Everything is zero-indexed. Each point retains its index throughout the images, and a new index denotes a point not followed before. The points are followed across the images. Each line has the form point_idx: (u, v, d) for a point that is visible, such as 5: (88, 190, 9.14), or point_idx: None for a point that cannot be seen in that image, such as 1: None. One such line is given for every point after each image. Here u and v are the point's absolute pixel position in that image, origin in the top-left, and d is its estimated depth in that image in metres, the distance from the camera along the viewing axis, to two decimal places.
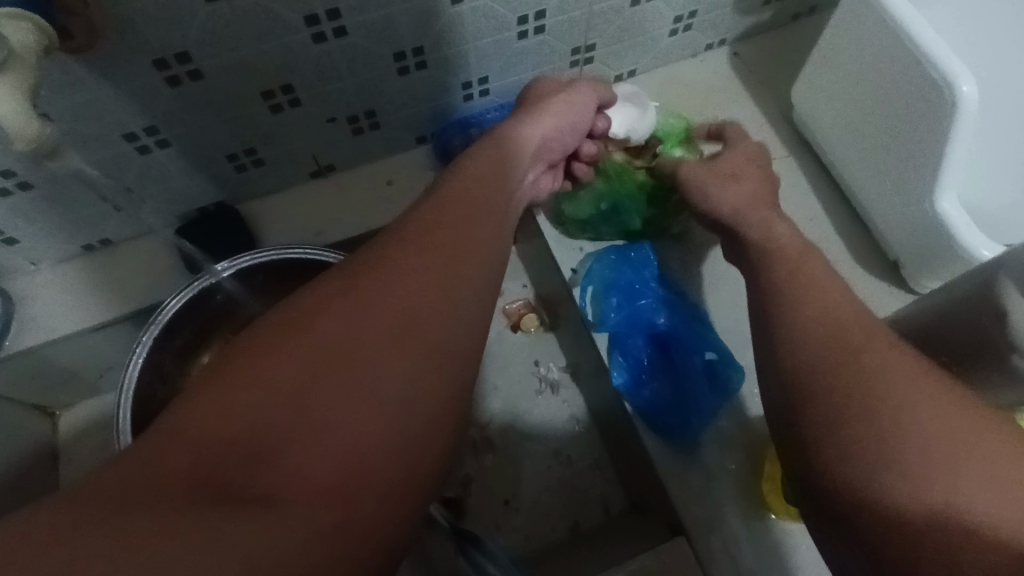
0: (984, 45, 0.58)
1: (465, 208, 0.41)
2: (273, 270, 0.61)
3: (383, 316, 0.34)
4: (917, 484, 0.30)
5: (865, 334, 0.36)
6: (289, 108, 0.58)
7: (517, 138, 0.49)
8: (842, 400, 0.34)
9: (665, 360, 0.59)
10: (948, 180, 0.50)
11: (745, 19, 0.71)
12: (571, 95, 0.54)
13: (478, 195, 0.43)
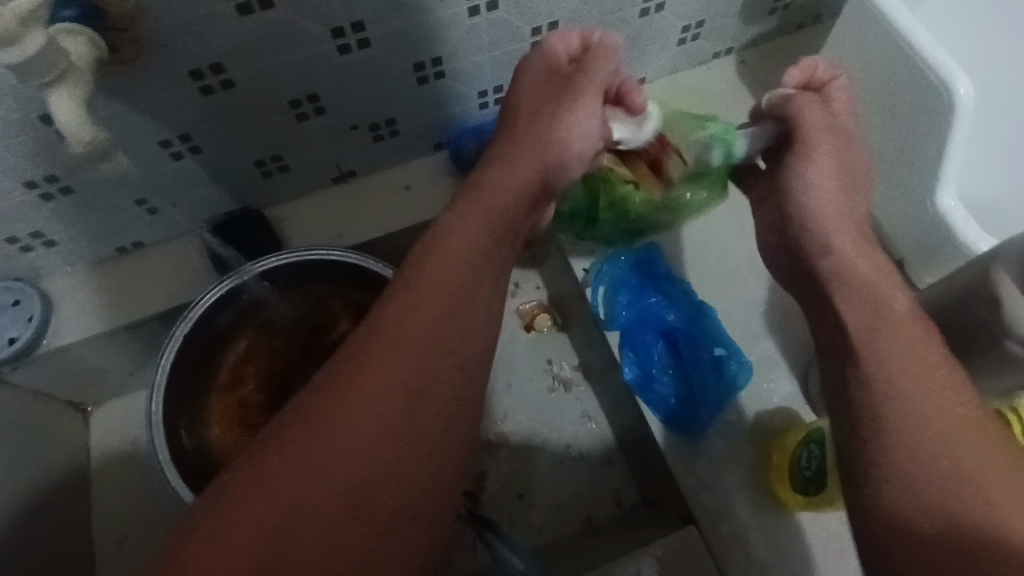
0: None
1: (445, 278, 0.43)
2: (298, 270, 0.64)
3: (382, 407, 0.38)
4: (940, 484, 0.34)
5: (903, 349, 0.39)
6: (314, 116, 0.61)
7: (511, 178, 0.50)
8: (872, 413, 0.38)
9: (673, 355, 0.61)
10: (947, 178, 0.52)
11: (750, 28, 0.73)
12: (581, 128, 0.53)
13: (454, 260, 0.44)
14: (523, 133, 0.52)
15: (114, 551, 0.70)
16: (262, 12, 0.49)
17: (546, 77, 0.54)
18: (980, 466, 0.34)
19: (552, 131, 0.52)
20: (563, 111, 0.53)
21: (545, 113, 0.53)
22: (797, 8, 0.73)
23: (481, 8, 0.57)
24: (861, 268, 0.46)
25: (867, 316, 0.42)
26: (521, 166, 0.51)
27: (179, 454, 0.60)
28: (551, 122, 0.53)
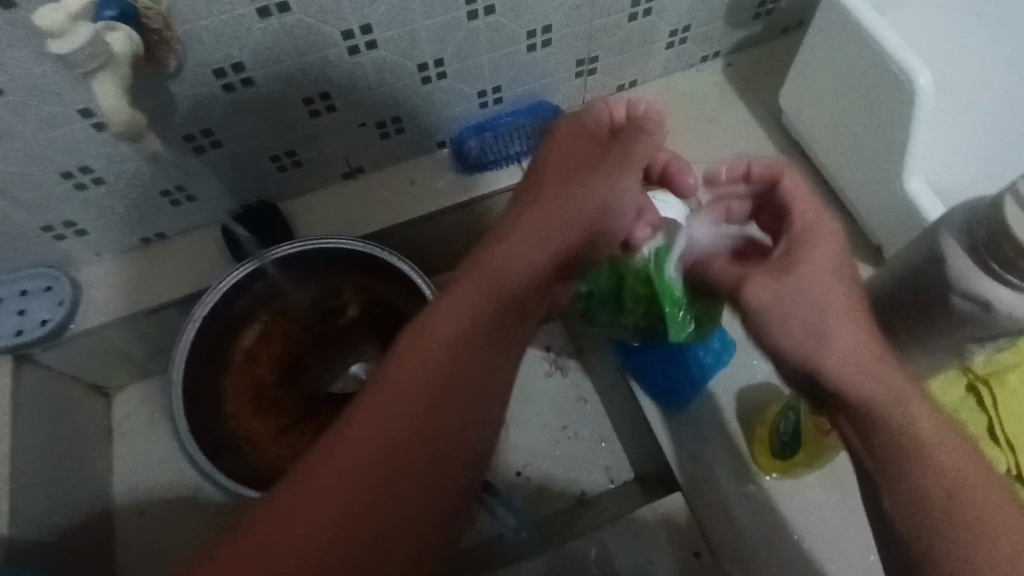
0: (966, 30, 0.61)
1: (438, 356, 0.44)
2: (311, 259, 0.68)
3: (414, 429, 0.42)
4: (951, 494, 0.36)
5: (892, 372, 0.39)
6: (326, 113, 0.66)
7: (528, 249, 0.47)
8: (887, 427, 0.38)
9: None
10: (914, 164, 0.56)
11: (736, 32, 0.78)
12: (613, 201, 0.48)
13: (447, 336, 0.44)
14: (547, 199, 0.49)
15: (133, 525, 0.73)
16: (281, 15, 0.54)
17: (580, 141, 0.51)
18: (945, 443, 0.38)
19: (577, 203, 0.48)
20: (598, 181, 0.48)
21: (575, 178, 0.49)
22: (780, 14, 0.77)
23: (480, 12, 0.62)
24: (831, 279, 0.41)
25: (822, 333, 0.40)
26: (542, 236, 0.48)
27: (199, 427, 0.65)
28: (578, 193, 0.48)
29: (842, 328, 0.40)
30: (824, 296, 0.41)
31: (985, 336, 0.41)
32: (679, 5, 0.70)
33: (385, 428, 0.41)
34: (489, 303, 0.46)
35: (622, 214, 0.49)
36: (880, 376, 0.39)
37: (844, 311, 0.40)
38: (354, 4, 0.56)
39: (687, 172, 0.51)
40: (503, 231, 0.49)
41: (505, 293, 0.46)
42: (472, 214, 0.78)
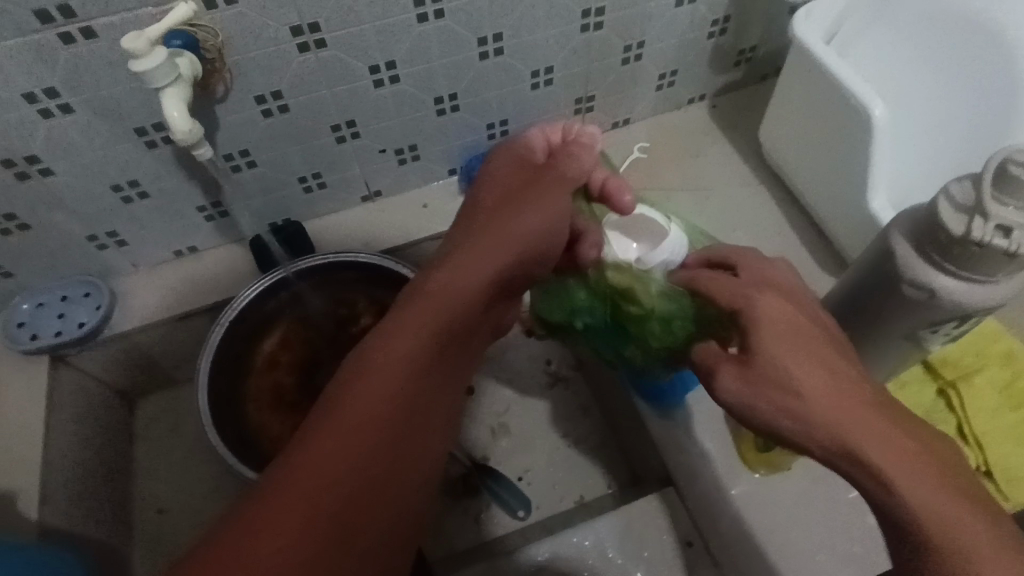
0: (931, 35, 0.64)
1: (381, 387, 0.42)
2: (331, 270, 0.74)
3: (383, 444, 0.42)
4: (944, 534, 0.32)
5: (848, 406, 0.36)
6: (351, 139, 0.73)
7: (469, 268, 0.48)
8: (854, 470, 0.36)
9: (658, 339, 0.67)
10: (875, 184, 0.62)
11: (719, 77, 0.86)
12: (540, 230, 0.50)
13: (387, 365, 0.43)
14: (483, 224, 0.51)
15: (151, 524, 0.76)
16: (318, 51, 0.62)
17: (510, 174, 0.55)
18: (921, 470, 0.34)
19: (510, 226, 0.50)
20: (525, 209, 0.51)
21: (506, 206, 0.52)
22: (758, 61, 0.86)
23: (490, 53, 0.70)
24: (789, 321, 0.41)
25: (786, 386, 0.38)
26: (480, 255, 0.49)
27: (222, 421, 0.69)
28: (512, 217, 0.51)
29: (806, 375, 0.38)
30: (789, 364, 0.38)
31: (938, 321, 0.46)
32: (666, 51, 0.79)
33: (355, 444, 0.41)
34: (427, 330, 0.45)
35: (549, 236, 0.51)
36: (851, 410, 0.36)
37: (808, 361, 0.39)
38: (382, 42, 0.64)
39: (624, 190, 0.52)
40: (444, 256, 0.50)
41: (444, 318, 0.46)
42: None
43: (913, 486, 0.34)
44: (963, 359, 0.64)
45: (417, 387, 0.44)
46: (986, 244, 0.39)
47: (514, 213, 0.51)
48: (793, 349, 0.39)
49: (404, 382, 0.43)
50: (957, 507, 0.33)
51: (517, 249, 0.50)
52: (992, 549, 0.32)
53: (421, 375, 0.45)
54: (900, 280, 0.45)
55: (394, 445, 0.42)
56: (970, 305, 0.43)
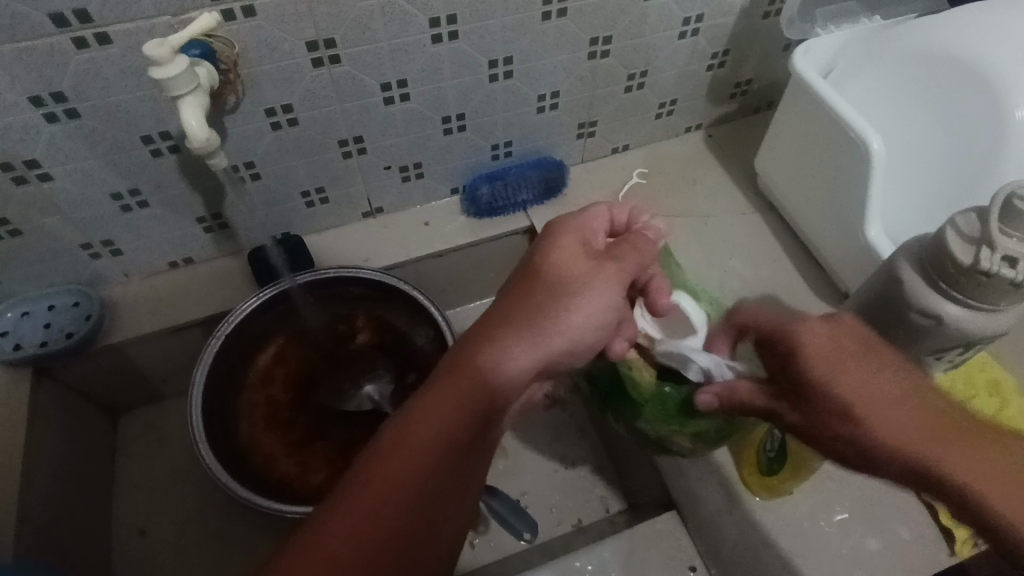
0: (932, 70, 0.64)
1: (413, 461, 0.40)
2: (331, 286, 0.73)
3: (408, 518, 0.39)
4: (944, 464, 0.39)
5: (860, 384, 0.42)
6: (357, 155, 0.73)
7: (522, 354, 0.43)
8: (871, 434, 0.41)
9: None
10: (872, 214, 0.64)
11: (716, 108, 0.88)
12: (588, 319, 0.45)
13: (425, 449, 0.40)
14: (543, 297, 0.45)
15: (130, 545, 0.73)
16: (331, 66, 0.62)
17: (579, 242, 0.49)
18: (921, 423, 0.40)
19: (558, 310, 0.45)
20: (578, 292, 0.45)
21: (569, 283, 0.46)
22: (754, 94, 0.88)
23: (500, 75, 0.71)
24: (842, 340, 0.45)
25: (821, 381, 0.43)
26: (532, 338, 0.44)
27: (216, 438, 0.67)
28: (568, 298, 0.45)
29: (839, 374, 0.43)
30: (843, 399, 0.42)
31: (944, 347, 0.47)
32: (667, 82, 0.80)
33: (379, 513, 0.38)
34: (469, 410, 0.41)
35: (587, 326, 0.46)
36: (879, 388, 0.42)
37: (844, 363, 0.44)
38: (396, 60, 0.64)
39: (665, 293, 0.53)
40: (496, 323, 0.45)
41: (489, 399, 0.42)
42: (478, 255, 0.84)
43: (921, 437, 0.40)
44: (955, 387, 0.65)
45: (458, 471, 0.41)
46: (993, 274, 0.41)
47: (567, 296, 0.45)
48: (820, 357, 0.44)
49: (435, 456, 0.40)
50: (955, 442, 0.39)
51: (570, 338, 0.45)
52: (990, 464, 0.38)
53: (464, 459, 0.41)
54: (903, 309, 0.47)
55: (433, 530, 0.39)
56: (974, 332, 0.45)
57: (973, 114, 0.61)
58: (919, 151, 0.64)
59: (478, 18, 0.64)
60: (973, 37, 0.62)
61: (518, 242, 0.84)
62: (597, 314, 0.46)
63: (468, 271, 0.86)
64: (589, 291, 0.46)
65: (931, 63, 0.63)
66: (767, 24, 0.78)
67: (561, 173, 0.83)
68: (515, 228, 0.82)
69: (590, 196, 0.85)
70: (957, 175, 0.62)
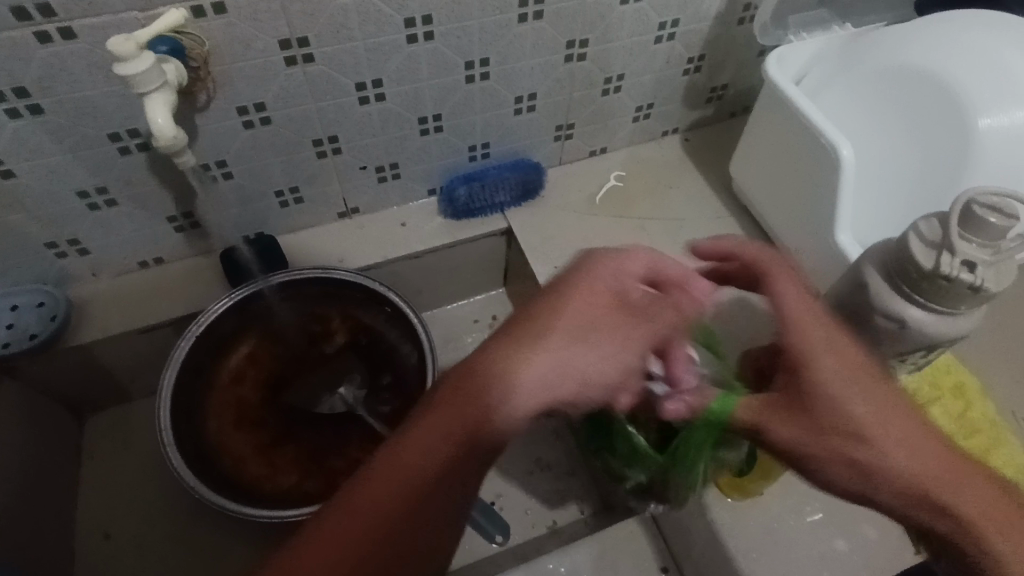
0: (905, 84, 0.64)
1: (400, 487, 0.39)
2: (305, 287, 0.73)
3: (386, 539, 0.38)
4: (940, 507, 0.37)
5: (863, 415, 0.38)
6: (332, 155, 0.73)
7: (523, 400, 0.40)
8: (840, 474, 0.40)
9: None
10: (841, 220, 0.65)
11: (692, 113, 0.89)
12: (603, 371, 0.41)
13: (412, 475, 0.39)
14: (553, 339, 0.41)
15: (95, 550, 0.72)
16: (305, 65, 0.62)
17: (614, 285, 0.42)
18: (922, 467, 0.37)
19: (569, 362, 0.40)
20: (589, 346, 0.41)
21: (587, 327, 0.41)
22: (729, 99, 0.89)
23: (477, 77, 0.70)
24: (849, 365, 0.40)
25: (811, 421, 0.40)
26: (545, 384, 0.40)
27: (185, 439, 0.66)
28: (584, 343, 0.41)
29: (835, 413, 0.39)
30: (854, 450, 0.38)
31: (905, 350, 0.48)
32: (643, 86, 0.81)
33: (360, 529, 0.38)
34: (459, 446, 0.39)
35: (601, 381, 0.41)
36: (878, 426, 0.38)
37: (843, 403, 0.39)
38: (372, 61, 0.64)
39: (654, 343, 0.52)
40: (503, 366, 0.40)
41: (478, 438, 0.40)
42: (455, 256, 0.84)
43: (913, 476, 0.37)
44: (919, 389, 0.65)
45: (441, 503, 0.40)
46: (954, 279, 0.41)
47: (584, 352, 0.41)
48: (818, 396, 0.39)
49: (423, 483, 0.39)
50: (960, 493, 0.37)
51: (581, 387, 0.41)
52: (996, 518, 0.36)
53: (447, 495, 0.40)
54: (865, 311, 0.48)
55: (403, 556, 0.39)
56: (936, 335, 0.46)
57: (939, 128, 0.62)
58: (891, 161, 0.65)
59: (455, 19, 0.63)
60: (942, 52, 0.62)
61: (495, 243, 0.85)
62: (611, 367, 0.41)
63: (444, 273, 0.86)
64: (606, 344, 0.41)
65: (900, 75, 0.65)
66: (742, 30, 0.79)
67: (538, 175, 0.83)
68: (491, 230, 0.82)
69: (567, 198, 0.85)
70: (923, 185, 0.63)
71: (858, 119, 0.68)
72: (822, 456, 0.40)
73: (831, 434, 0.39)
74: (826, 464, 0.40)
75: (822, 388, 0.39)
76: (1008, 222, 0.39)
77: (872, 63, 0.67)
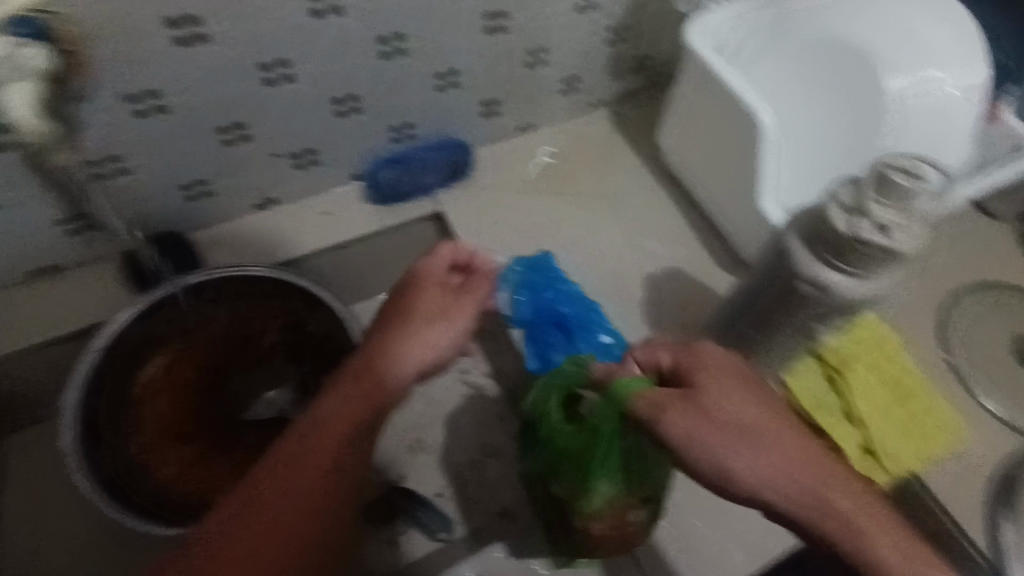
0: (830, 52, 0.65)
1: (313, 456, 0.49)
2: (221, 287, 0.68)
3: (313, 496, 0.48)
4: (805, 489, 0.43)
5: (737, 407, 0.45)
6: (239, 143, 0.67)
7: (394, 372, 0.53)
8: (727, 461, 0.44)
9: (563, 338, 0.69)
10: (765, 185, 0.64)
11: (619, 85, 0.88)
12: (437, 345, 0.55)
13: (327, 444, 0.49)
14: (406, 321, 0.55)
15: None
16: (198, 46, 0.56)
17: (439, 282, 0.58)
18: (788, 456, 0.44)
19: (411, 342, 0.54)
20: (422, 329, 0.55)
21: (430, 314, 0.56)
22: (654, 69, 0.88)
23: (392, 54, 0.66)
24: (726, 368, 0.47)
25: (704, 411, 0.45)
26: (396, 357, 0.53)
27: (99, 458, 0.62)
28: (425, 325, 0.55)
29: (726, 400, 0.45)
30: (735, 438, 0.44)
31: (824, 314, 0.50)
32: (567, 58, 0.79)
33: (294, 492, 0.48)
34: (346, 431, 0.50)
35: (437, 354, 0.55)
36: (748, 417, 0.45)
37: (719, 392, 0.46)
38: (274, 38, 0.59)
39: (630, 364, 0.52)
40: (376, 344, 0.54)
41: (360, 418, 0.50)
42: (385, 244, 0.81)
43: (778, 465, 0.43)
44: (848, 349, 0.67)
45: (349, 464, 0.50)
46: (869, 243, 0.42)
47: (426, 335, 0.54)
48: (704, 387, 0.46)
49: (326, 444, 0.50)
50: (817, 478, 0.43)
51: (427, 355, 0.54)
52: (847, 501, 0.42)
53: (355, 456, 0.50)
54: (790, 278, 0.49)
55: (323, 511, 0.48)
56: (855, 298, 0.47)
57: (857, 102, 0.65)
58: (810, 130, 0.67)
59: None
60: (863, 24, 0.64)
61: (427, 229, 0.82)
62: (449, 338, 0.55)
63: (375, 262, 0.82)
64: (433, 324, 0.55)
65: (824, 44, 0.65)
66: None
67: (465, 154, 0.81)
68: (420, 216, 0.79)
69: (497, 177, 0.83)
70: (832, 154, 0.66)
71: (775, 85, 0.68)
72: (712, 442, 0.44)
73: (722, 434, 0.44)
74: (712, 452, 0.44)
75: (701, 386, 0.46)
76: (913, 184, 0.41)
77: (796, 27, 0.66)
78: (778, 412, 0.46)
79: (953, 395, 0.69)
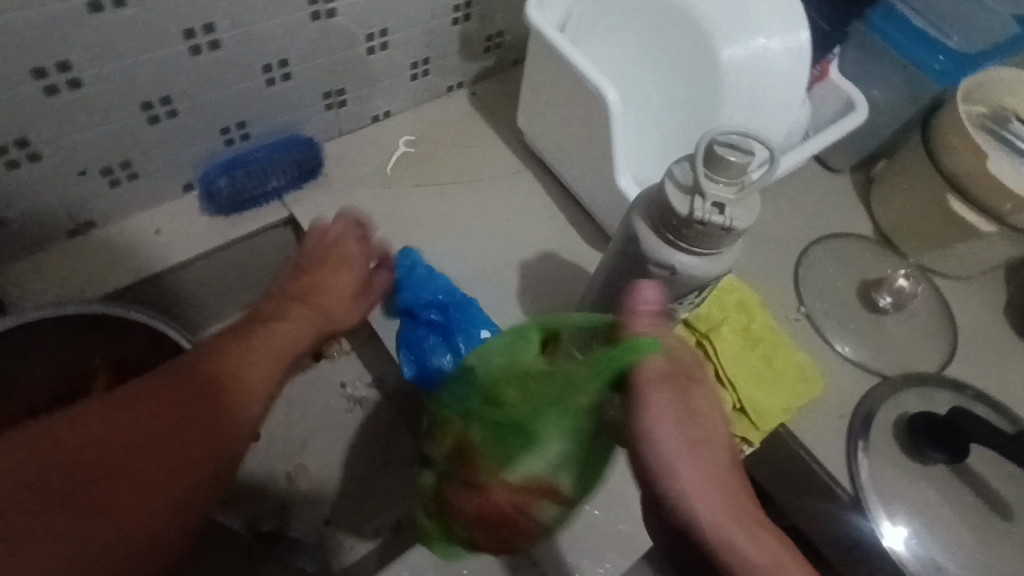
0: (665, 14, 0.65)
1: (182, 396, 0.45)
2: (28, 333, 0.58)
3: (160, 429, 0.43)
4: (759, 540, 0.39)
5: (717, 429, 0.42)
6: (27, 163, 0.57)
7: (289, 331, 0.55)
8: (699, 480, 0.40)
9: (437, 341, 0.66)
10: (618, 162, 0.65)
11: (475, 64, 0.84)
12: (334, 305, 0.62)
13: (194, 387, 0.46)
14: (310, 285, 0.62)
15: None
16: None
17: (350, 256, 0.66)
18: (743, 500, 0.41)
19: (314, 307, 0.60)
20: (327, 295, 0.62)
21: (340, 287, 0.63)
22: (509, 46, 0.85)
23: (203, 47, 0.58)
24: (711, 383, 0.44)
25: (688, 419, 0.41)
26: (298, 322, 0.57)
27: None
28: (331, 294, 0.62)
29: (708, 419, 0.42)
30: (713, 460, 0.41)
31: (682, 294, 0.50)
32: (413, 40, 0.74)
33: (141, 423, 0.43)
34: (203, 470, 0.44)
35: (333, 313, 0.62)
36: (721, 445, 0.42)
37: (706, 407, 0.42)
38: (44, 39, 0.50)
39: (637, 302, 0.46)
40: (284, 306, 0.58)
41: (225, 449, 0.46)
42: (236, 257, 0.73)
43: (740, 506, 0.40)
44: (711, 313, 0.69)
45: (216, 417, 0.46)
46: (706, 223, 0.42)
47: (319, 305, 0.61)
48: (695, 398, 0.42)
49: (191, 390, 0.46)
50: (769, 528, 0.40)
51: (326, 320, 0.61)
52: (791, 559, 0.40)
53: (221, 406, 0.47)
54: (643, 261, 0.48)
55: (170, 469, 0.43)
56: (704, 275, 0.47)
57: (697, 73, 0.65)
58: (649, 98, 0.67)
59: None
60: None
61: (282, 235, 0.75)
62: (347, 303, 0.63)
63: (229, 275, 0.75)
64: (328, 283, 0.63)
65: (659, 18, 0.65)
66: None
67: (313, 151, 0.74)
68: (270, 223, 0.72)
69: (355, 173, 0.77)
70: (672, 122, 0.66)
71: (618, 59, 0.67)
72: (692, 455, 0.40)
73: (695, 443, 0.41)
74: (683, 466, 0.40)
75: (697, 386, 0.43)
76: (743, 158, 0.41)
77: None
78: (714, 429, 0.42)
79: (811, 344, 0.73)
